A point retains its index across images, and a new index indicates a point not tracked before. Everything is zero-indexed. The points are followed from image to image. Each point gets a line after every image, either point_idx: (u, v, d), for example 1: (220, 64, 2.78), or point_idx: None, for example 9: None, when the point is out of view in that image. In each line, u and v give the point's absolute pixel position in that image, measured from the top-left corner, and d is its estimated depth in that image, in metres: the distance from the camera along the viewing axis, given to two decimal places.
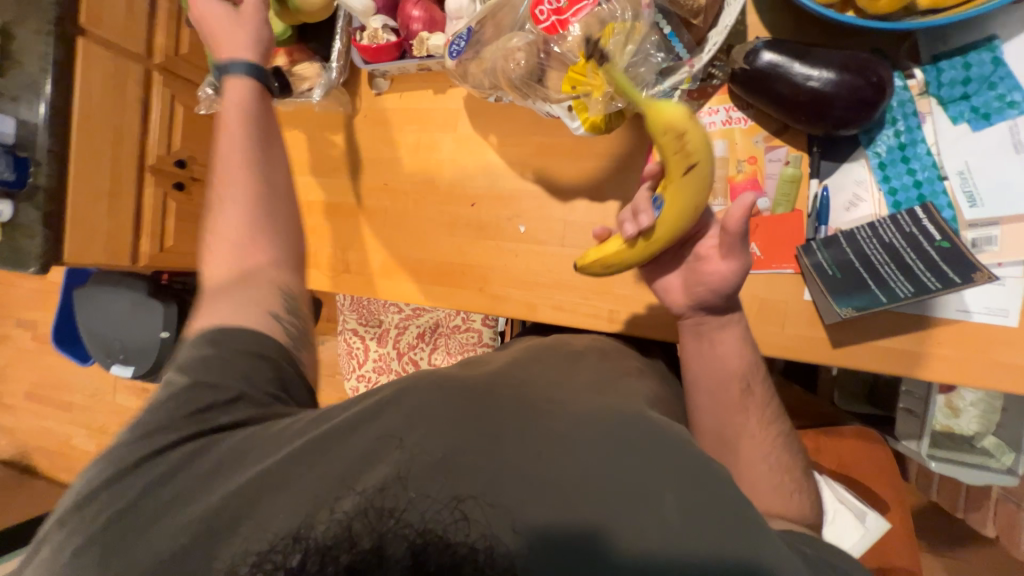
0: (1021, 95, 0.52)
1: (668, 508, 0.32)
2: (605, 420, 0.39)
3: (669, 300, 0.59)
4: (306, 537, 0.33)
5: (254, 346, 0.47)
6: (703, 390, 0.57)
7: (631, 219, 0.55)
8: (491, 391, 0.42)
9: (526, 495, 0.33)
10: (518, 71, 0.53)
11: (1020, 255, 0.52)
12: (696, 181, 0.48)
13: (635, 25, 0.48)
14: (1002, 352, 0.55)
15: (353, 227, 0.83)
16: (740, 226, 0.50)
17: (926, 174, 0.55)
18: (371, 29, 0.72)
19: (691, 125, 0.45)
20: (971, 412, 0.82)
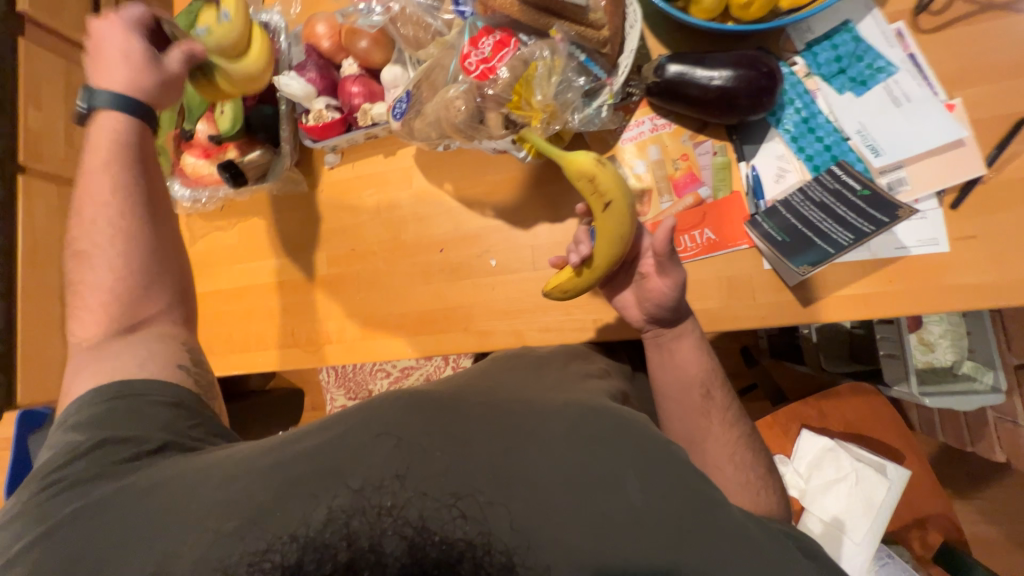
0: (884, 61, 0.61)
1: (635, 495, 0.35)
2: (569, 415, 0.41)
3: (628, 315, 0.66)
4: (302, 535, 0.33)
5: (163, 394, 0.52)
6: (670, 397, 0.64)
7: (574, 250, 0.62)
8: (461, 399, 0.42)
9: (513, 488, 0.34)
10: (460, 117, 0.56)
11: (929, 188, 0.60)
12: (614, 214, 0.56)
13: (554, 60, 0.54)
14: (946, 276, 0.60)
15: (328, 297, 0.84)
16: (666, 245, 0.57)
17: (833, 138, 0.62)
18: (315, 111, 0.76)
19: (600, 170, 0.55)
20: (943, 343, 0.86)
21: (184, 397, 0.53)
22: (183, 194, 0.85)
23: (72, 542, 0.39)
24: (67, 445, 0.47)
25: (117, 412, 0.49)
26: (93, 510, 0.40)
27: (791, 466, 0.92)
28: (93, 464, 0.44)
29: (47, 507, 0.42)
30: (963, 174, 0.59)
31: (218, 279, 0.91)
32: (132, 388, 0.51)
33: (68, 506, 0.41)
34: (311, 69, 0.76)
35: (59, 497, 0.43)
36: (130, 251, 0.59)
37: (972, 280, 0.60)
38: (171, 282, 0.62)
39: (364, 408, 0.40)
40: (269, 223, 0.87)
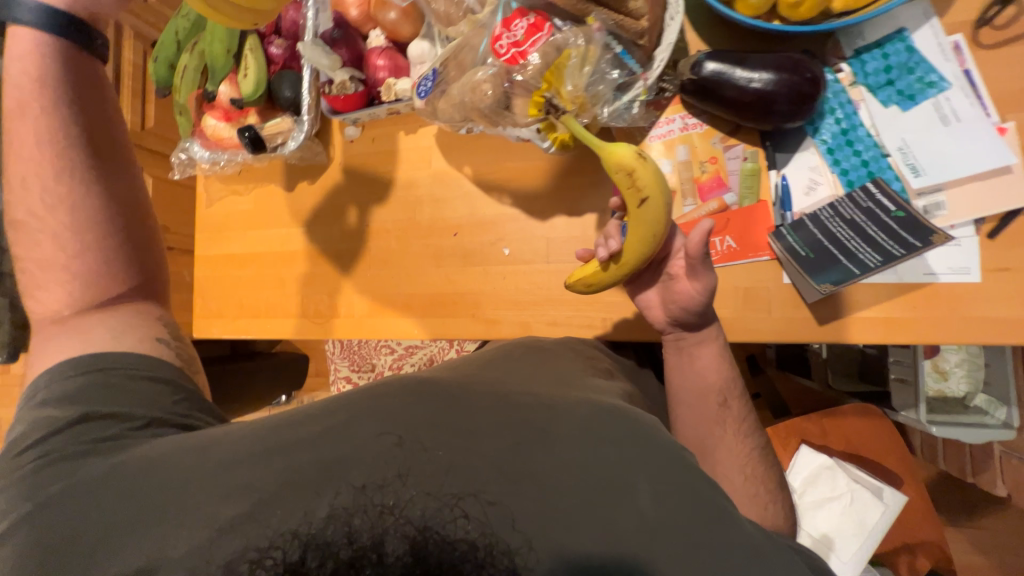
0: (936, 76, 0.58)
1: (645, 506, 0.35)
2: (572, 419, 0.40)
3: (651, 316, 0.65)
4: (304, 532, 0.32)
5: (136, 367, 0.51)
6: (684, 402, 0.63)
7: (602, 243, 0.61)
8: (466, 391, 0.43)
9: (517, 493, 0.34)
10: (486, 101, 0.56)
11: (967, 215, 0.57)
12: (650, 210, 0.54)
13: (588, 49, 0.52)
14: (974, 307, 0.58)
15: (340, 271, 0.84)
16: (699, 247, 0.56)
17: (871, 153, 0.60)
18: (337, 82, 0.75)
19: (640, 163, 0.53)
20: (958, 373, 0.85)
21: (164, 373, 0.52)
22: (202, 155, 0.84)
23: (60, 523, 0.38)
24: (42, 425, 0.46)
25: (93, 389, 0.48)
26: (80, 490, 0.40)
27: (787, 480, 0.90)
28: (69, 447, 0.44)
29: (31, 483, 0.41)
30: (1006, 202, 0.56)
31: (232, 243, 0.91)
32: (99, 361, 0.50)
33: (54, 485, 0.41)
34: (337, 37, 0.74)
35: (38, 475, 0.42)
36: (85, 212, 0.54)
37: (1000, 313, 0.57)
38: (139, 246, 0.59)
39: (370, 402, 0.41)
40: (285, 191, 0.87)
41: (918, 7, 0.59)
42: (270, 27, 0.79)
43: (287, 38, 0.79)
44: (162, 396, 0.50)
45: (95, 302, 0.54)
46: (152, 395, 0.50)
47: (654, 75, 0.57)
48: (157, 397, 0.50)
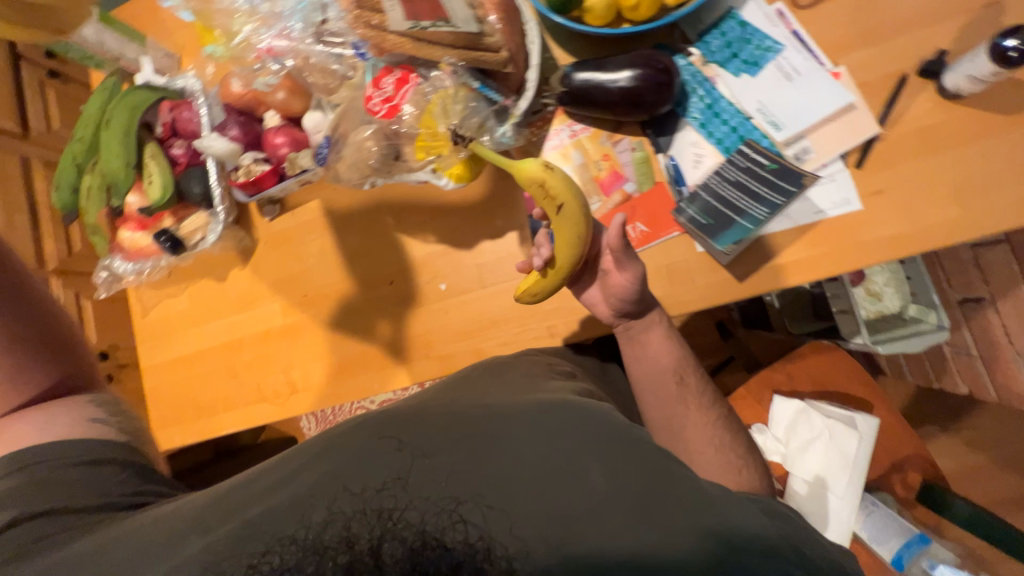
0: (770, 42, 0.65)
1: (596, 483, 0.39)
2: (531, 414, 0.45)
3: (597, 312, 0.67)
4: (302, 538, 0.35)
5: (75, 457, 0.51)
6: (648, 389, 0.65)
7: (536, 254, 0.63)
8: (433, 416, 0.46)
9: (504, 481, 0.38)
10: (374, 156, 0.60)
11: (832, 152, 0.63)
12: (568, 218, 0.56)
13: (452, 90, 0.56)
14: (864, 231, 0.63)
15: (288, 347, 0.83)
16: (619, 241, 0.59)
17: (737, 119, 0.65)
18: (243, 166, 0.77)
19: (548, 175, 0.55)
20: (888, 291, 0.92)
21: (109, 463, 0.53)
22: (125, 268, 0.84)
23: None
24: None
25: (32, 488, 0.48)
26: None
27: (770, 433, 0.93)
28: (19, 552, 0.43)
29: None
30: (860, 134, 0.62)
31: (175, 346, 0.89)
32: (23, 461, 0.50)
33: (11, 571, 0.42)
34: (233, 127, 0.76)
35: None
36: None
37: (887, 231, 0.63)
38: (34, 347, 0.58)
39: (362, 428, 0.44)
40: (219, 282, 0.87)
41: None
42: (168, 130, 0.81)
43: (186, 138, 0.81)
44: (115, 481, 0.51)
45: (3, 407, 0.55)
46: (103, 484, 0.50)
47: (522, 109, 0.63)
48: (111, 484, 0.51)
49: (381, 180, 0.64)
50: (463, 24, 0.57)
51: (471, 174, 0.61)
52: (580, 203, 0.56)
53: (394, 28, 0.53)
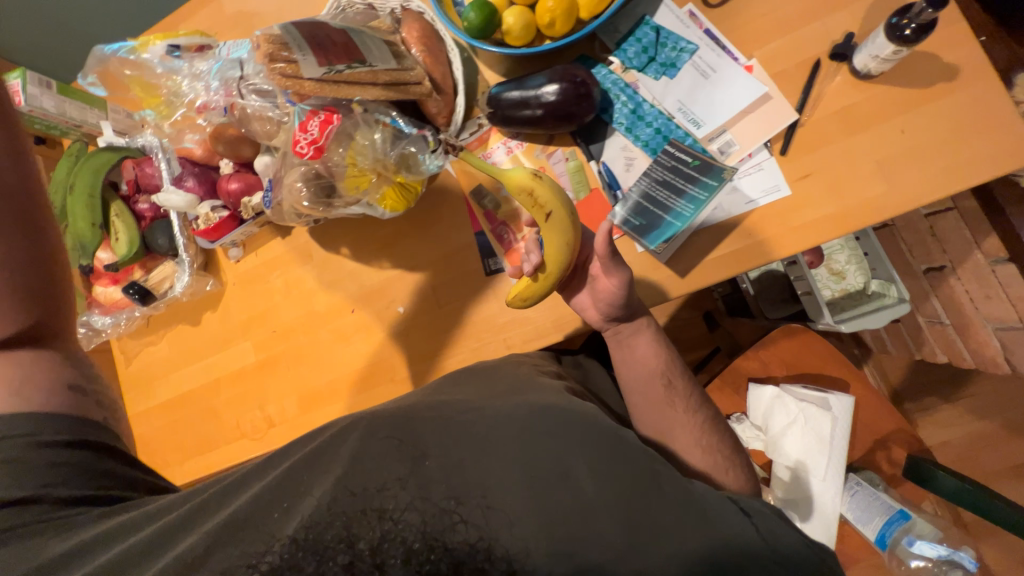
0: (685, 43, 0.67)
1: (583, 481, 0.40)
2: (521, 416, 0.45)
3: (588, 317, 0.68)
4: (301, 539, 0.37)
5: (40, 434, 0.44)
6: (636, 391, 0.65)
7: (526, 259, 0.64)
8: (426, 417, 0.45)
9: (496, 476, 0.40)
10: (307, 196, 0.62)
11: (755, 142, 0.64)
12: (555, 223, 0.58)
13: (367, 128, 0.61)
14: (796, 215, 0.64)
15: (262, 383, 0.86)
16: (608, 248, 0.59)
17: (660, 121, 0.67)
18: (203, 215, 0.81)
19: (536, 183, 0.58)
20: (851, 268, 0.91)
21: (81, 447, 0.46)
22: (102, 323, 0.87)
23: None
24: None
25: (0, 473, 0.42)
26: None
27: (749, 421, 0.94)
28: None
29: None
30: (781, 122, 0.64)
31: (158, 392, 0.92)
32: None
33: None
34: (189, 178, 0.80)
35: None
36: None
37: (818, 213, 0.63)
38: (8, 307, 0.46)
39: (354, 427, 0.43)
40: (193, 326, 0.90)
41: None
42: (132, 187, 0.85)
43: (149, 192, 0.84)
44: (87, 476, 0.45)
45: None
46: (75, 474, 0.45)
47: (452, 133, 0.68)
48: (88, 476, 0.46)
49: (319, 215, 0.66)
50: (380, 62, 0.60)
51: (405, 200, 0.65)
52: (567, 209, 0.58)
53: (308, 73, 0.55)
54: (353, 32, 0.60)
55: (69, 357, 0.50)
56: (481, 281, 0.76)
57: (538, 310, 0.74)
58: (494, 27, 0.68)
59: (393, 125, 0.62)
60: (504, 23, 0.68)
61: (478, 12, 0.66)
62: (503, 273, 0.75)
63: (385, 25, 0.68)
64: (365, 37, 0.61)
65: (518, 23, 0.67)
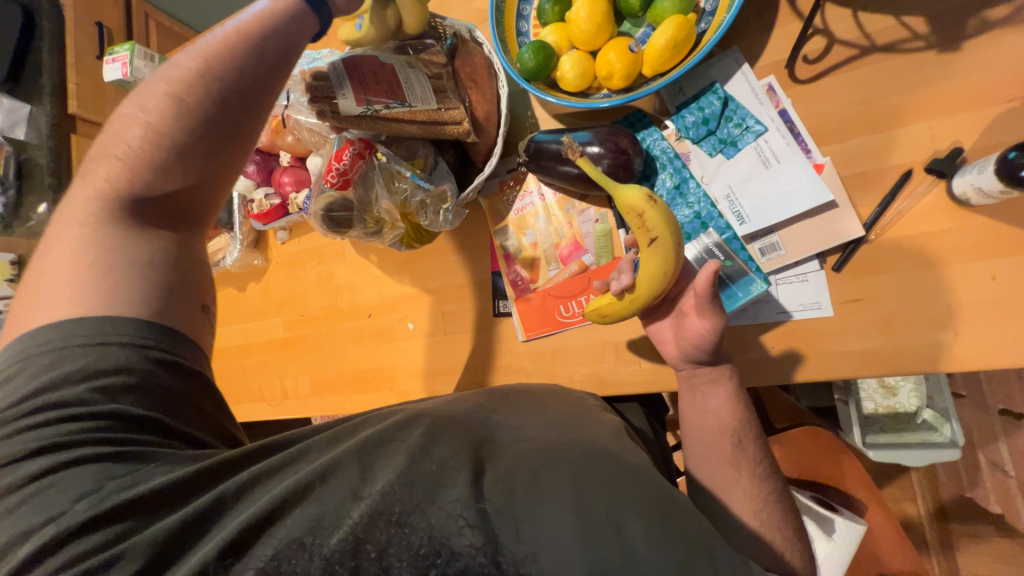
0: (752, 120, 0.59)
1: (635, 542, 0.35)
2: (574, 452, 0.42)
3: (665, 352, 0.61)
4: (336, 526, 0.38)
5: (172, 352, 0.49)
6: (697, 442, 0.58)
7: (615, 278, 0.59)
8: (482, 437, 0.44)
9: (541, 527, 0.36)
10: (323, 220, 0.65)
11: (805, 251, 0.57)
12: (659, 250, 0.54)
13: (386, 176, 0.63)
14: (830, 341, 0.57)
15: (285, 357, 0.94)
16: (709, 288, 0.52)
17: (702, 204, 0.61)
18: (256, 200, 0.87)
19: (649, 206, 0.54)
20: (906, 388, 0.80)
21: (189, 375, 0.50)
22: None
23: (123, 473, 0.42)
24: (69, 397, 0.44)
25: (132, 383, 0.46)
26: (139, 517, 0.40)
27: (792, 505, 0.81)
28: (98, 465, 0.42)
29: (72, 482, 0.41)
30: (840, 234, 0.56)
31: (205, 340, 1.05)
32: (122, 338, 0.47)
33: (126, 463, 0.42)
34: (250, 164, 0.87)
35: (60, 481, 0.41)
36: (187, 113, 0.51)
37: (858, 346, 0.56)
38: (191, 184, 0.53)
39: (421, 428, 0.44)
40: (238, 292, 1.00)
41: (728, 57, 0.62)
42: None
43: None
44: (183, 409, 0.48)
45: (147, 192, 0.51)
46: (172, 403, 0.48)
47: (485, 173, 0.67)
48: (182, 408, 0.48)
49: (339, 236, 0.70)
50: (420, 104, 0.60)
51: (419, 238, 0.72)
52: (673, 240, 0.54)
53: (346, 111, 0.57)
54: (400, 66, 0.60)
55: (184, 247, 0.55)
56: (489, 319, 0.76)
57: (535, 361, 0.73)
58: (548, 70, 0.65)
59: (410, 180, 0.63)
60: (561, 68, 0.65)
61: (535, 55, 0.63)
62: (511, 317, 0.75)
63: (437, 55, 0.64)
64: (411, 73, 0.60)
65: (575, 70, 0.63)
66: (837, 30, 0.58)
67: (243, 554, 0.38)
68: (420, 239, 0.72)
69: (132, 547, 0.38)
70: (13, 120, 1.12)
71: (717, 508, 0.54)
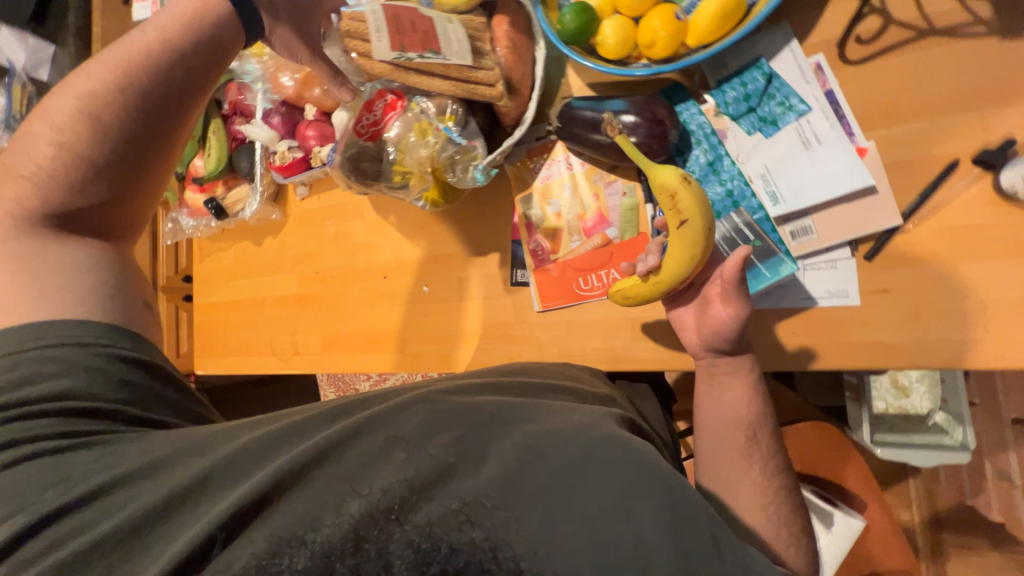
0: (796, 99, 0.58)
1: (644, 527, 0.36)
2: (582, 440, 0.40)
3: (685, 339, 0.60)
4: (331, 521, 0.37)
5: (120, 347, 0.49)
6: (709, 432, 0.58)
7: (641, 259, 0.59)
8: (481, 419, 0.42)
9: (543, 522, 0.36)
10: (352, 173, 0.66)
11: (839, 237, 0.56)
12: (687, 233, 0.53)
13: (421, 127, 0.63)
14: (854, 331, 0.56)
15: (299, 313, 0.95)
16: (736, 274, 0.52)
17: (735, 182, 0.60)
18: (279, 152, 0.86)
19: (683, 188, 0.53)
20: (920, 390, 0.78)
21: (144, 368, 0.50)
22: (187, 223, 1.00)
23: (78, 470, 0.42)
24: (19, 399, 0.44)
25: (84, 378, 0.46)
26: (98, 509, 0.40)
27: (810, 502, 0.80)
28: (51, 462, 0.42)
29: (27, 481, 0.41)
30: (875, 223, 0.55)
31: (222, 291, 1.06)
32: (61, 337, 0.47)
33: (84, 460, 0.43)
34: (276, 116, 0.85)
35: (10, 484, 0.41)
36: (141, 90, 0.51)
37: (881, 338, 0.55)
38: (140, 178, 0.55)
39: (422, 415, 0.42)
40: (256, 246, 1.00)
41: (778, 31, 0.59)
42: (231, 109, 0.91)
43: (244, 117, 0.91)
44: (136, 402, 0.48)
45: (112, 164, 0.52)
46: (132, 394, 0.48)
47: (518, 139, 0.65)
48: (133, 397, 0.48)
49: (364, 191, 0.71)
50: (456, 56, 0.59)
51: (445, 198, 0.70)
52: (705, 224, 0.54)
53: (379, 56, 0.56)
54: (440, 20, 0.59)
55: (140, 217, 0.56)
56: (506, 288, 0.76)
57: (551, 333, 0.73)
58: (588, 35, 0.63)
59: (443, 133, 0.63)
60: (601, 33, 0.62)
61: (576, 17, 0.61)
62: (527, 287, 0.74)
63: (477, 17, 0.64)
64: (450, 27, 0.59)
65: (616, 36, 0.61)
66: (894, 10, 0.55)
67: (235, 540, 0.38)
68: (449, 200, 0.71)
69: (100, 540, 0.39)
70: (37, 59, 1.11)
71: (726, 488, 0.54)
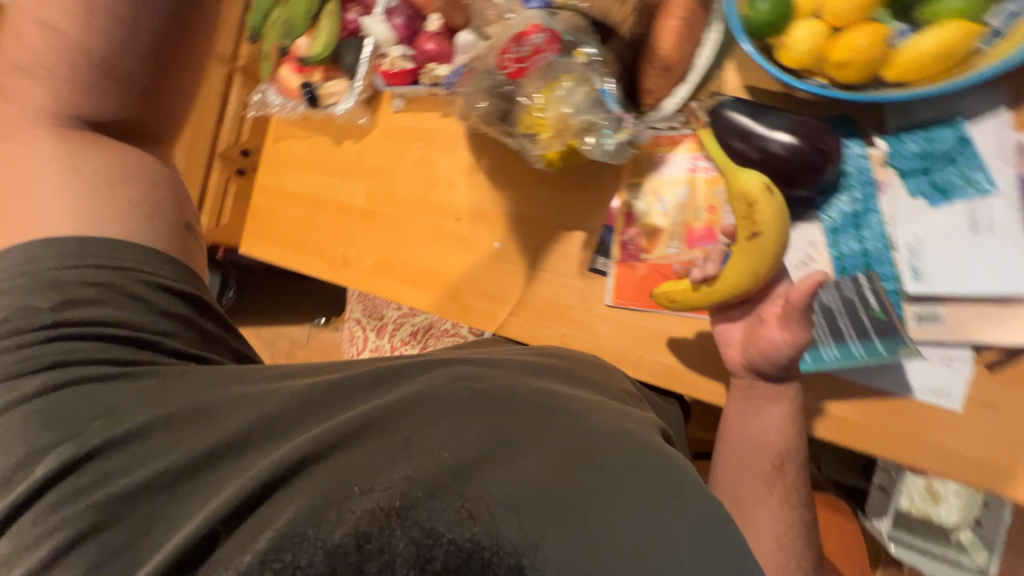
0: (982, 175, 0.51)
1: (678, 548, 0.33)
2: (612, 450, 0.38)
3: (725, 355, 0.58)
4: (339, 523, 0.35)
5: (159, 273, 0.53)
6: (734, 452, 0.56)
7: (698, 264, 0.57)
8: (518, 412, 0.41)
9: (563, 533, 0.34)
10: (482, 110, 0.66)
11: (967, 337, 0.51)
12: (758, 246, 0.52)
13: (577, 79, 0.59)
14: (937, 434, 0.53)
15: (358, 226, 0.93)
16: (805, 299, 0.49)
17: (876, 244, 0.55)
18: (391, 57, 0.81)
19: (763, 198, 0.52)
20: (952, 501, 0.83)
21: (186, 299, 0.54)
22: (274, 100, 0.97)
23: (121, 402, 0.45)
24: (70, 319, 0.47)
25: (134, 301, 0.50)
26: (134, 452, 0.42)
27: None
28: (102, 385, 0.45)
29: (77, 403, 0.44)
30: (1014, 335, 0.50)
31: (289, 179, 1.03)
32: (111, 258, 0.51)
33: (126, 396, 0.45)
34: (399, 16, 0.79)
35: (63, 402, 0.44)
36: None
37: (964, 451, 0.52)
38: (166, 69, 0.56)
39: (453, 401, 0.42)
40: (335, 144, 0.97)
41: (989, 93, 0.52)
42: None
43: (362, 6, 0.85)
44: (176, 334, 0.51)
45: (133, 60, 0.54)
46: (178, 324, 0.52)
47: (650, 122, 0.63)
48: (171, 326, 0.51)
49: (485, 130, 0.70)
50: None
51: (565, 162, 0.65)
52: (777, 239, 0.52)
53: None
54: None
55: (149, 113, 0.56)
56: (580, 271, 0.73)
57: (612, 329, 0.70)
58: (775, 32, 0.55)
59: (601, 93, 0.60)
60: (791, 34, 0.55)
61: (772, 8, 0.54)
62: (603, 276, 0.71)
63: None
64: None
65: (807, 42, 0.54)
66: None
67: (249, 519, 0.38)
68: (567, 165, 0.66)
69: (139, 485, 0.41)
70: None
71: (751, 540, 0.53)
